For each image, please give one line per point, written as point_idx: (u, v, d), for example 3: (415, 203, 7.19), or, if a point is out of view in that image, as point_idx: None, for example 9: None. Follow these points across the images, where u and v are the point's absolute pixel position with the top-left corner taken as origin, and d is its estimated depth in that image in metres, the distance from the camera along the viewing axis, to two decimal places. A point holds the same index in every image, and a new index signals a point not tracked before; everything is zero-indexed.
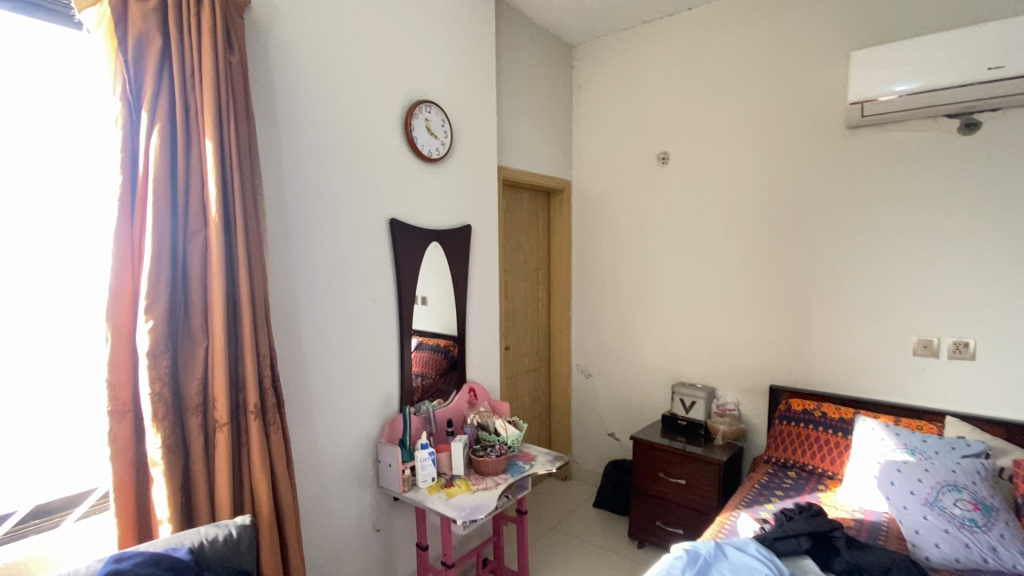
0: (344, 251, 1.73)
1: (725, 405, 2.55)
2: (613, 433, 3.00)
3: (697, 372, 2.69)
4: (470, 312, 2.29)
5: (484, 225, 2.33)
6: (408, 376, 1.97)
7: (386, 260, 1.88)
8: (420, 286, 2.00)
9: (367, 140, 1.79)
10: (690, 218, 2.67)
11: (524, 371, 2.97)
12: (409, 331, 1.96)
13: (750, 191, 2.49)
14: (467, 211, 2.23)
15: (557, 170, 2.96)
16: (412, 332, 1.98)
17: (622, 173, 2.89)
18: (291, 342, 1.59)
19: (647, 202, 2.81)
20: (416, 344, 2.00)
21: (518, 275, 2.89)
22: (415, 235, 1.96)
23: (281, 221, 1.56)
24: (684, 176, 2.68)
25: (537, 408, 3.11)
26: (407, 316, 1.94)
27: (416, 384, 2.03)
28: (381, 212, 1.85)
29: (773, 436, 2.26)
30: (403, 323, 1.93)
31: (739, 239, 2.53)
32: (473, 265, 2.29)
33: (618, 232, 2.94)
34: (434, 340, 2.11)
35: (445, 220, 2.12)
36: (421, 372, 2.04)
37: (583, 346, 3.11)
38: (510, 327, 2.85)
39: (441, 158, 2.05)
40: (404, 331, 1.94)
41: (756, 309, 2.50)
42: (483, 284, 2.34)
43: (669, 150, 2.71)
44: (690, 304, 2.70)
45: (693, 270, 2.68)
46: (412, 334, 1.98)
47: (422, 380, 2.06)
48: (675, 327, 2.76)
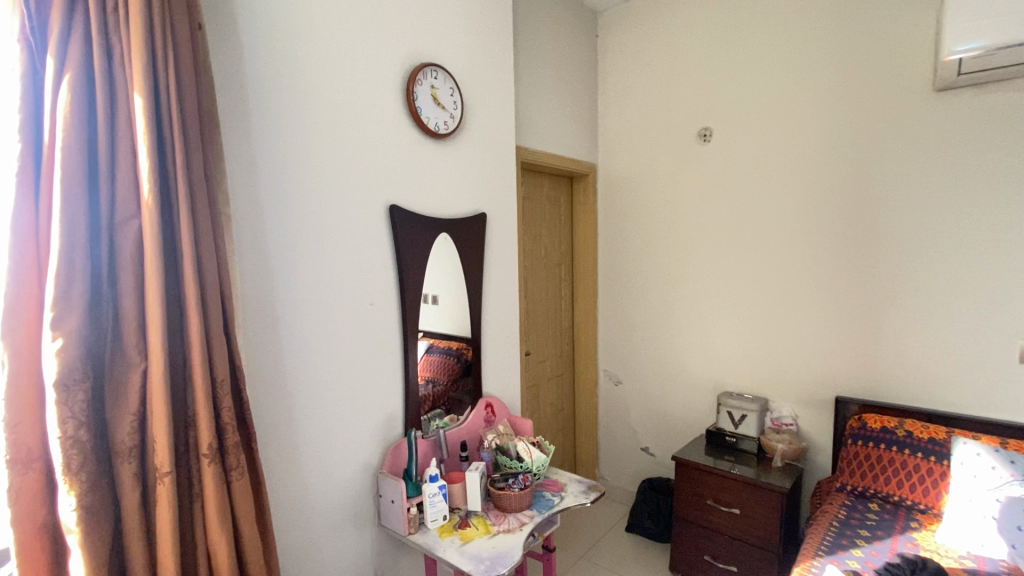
0: (333, 245, 1.42)
1: (782, 419, 2.21)
2: (647, 448, 2.68)
3: (746, 380, 2.35)
4: (486, 314, 1.97)
5: (501, 213, 2.01)
6: (415, 392, 1.66)
7: (386, 256, 1.56)
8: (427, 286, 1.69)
9: (359, 109, 1.47)
10: (736, 204, 2.33)
11: (546, 378, 2.65)
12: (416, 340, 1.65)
13: (809, 170, 2.13)
14: (482, 197, 1.91)
15: (581, 152, 2.62)
16: (420, 340, 1.67)
17: (656, 154, 2.55)
18: (267, 359, 1.29)
19: (684, 186, 2.47)
20: (423, 354, 1.69)
21: (538, 271, 2.57)
22: (421, 226, 1.65)
23: (251, 206, 1.25)
24: (729, 156, 2.33)
25: (561, 419, 2.79)
26: (412, 322, 1.63)
27: (425, 394, 1.73)
28: (380, 198, 1.54)
29: (846, 459, 1.92)
30: (408, 331, 1.62)
31: (797, 227, 2.18)
32: (489, 260, 1.96)
33: (650, 221, 2.59)
34: (445, 343, 1.79)
35: (456, 208, 1.80)
36: (431, 379, 1.74)
37: (611, 350, 2.79)
38: (531, 330, 2.52)
39: (450, 134, 1.73)
40: (409, 339, 1.62)
41: (818, 308, 2.15)
42: (500, 282, 2.02)
43: (712, 126, 2.36)
44: (736, 302, 2.36)
45: (741, 264, 2.33)
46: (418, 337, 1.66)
47: (431, 395, 1.75)
48: (720, 328, 2.42)
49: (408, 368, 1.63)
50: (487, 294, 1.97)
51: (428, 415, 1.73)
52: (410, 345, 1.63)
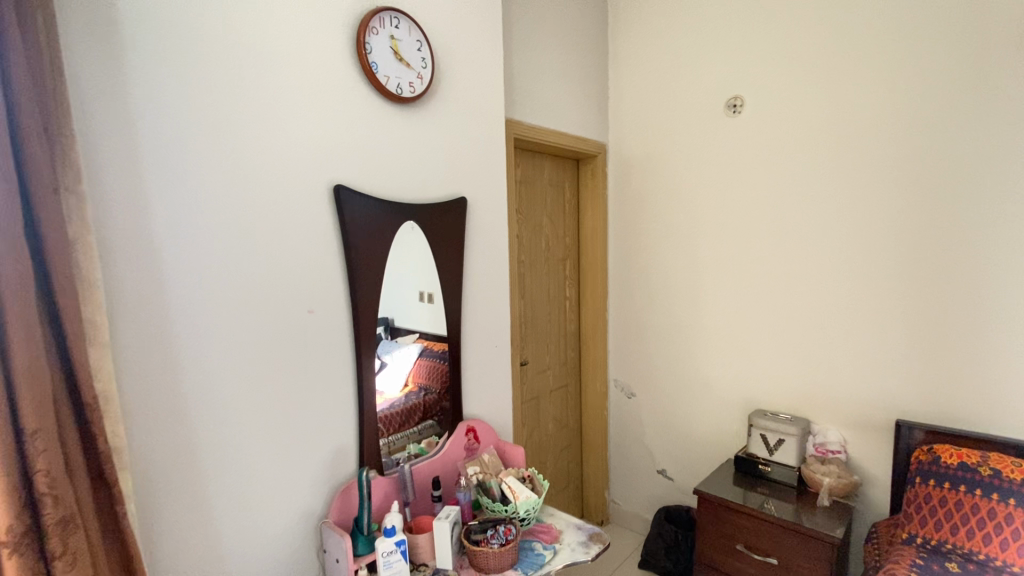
0: (254, 235, 1.10)
1: (829, 446, 1.83)
2: (664, 471, 2.33)
3: (783, 397, 1.98)
4: (467, 320, 1.63)
5: (488, 198, 1.67)
6: (394, 402, 1.41)
7: (329, 248, 1.24)
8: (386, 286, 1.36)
9: (291, 62, 1.15)
10: (772, 188, 1.95)
11: (548, 390, 2.31)
12: (399, 342, 1.41)
13: (864, 144, 1.75)
14: (462, 178, 1.57)
15: (588, 130, 2.27)
16: (378, 355, 1.34)
17: (676, 131, 2.18)
18: (154, 384, 0.98)
19: (710, 168, 2.10)
20: (413, 358, 1.47)
21: (538, 267, 2.23)
22: (377, 212, 1.31)
23: (130, 182, 0.93)
24: (764, 130, 1.96)
25: (566, 436, 2.45)
26: (366, 332, 1.30)
27: (417, 400, 1.48)
28: (321, 176, 1.21)
29: (912, 502, 1.55)
30: (361, 343, 1.30)
31: (848, 214, 1.79)
32: (470, 255, 1.63)
33: (669, 210, 2.23)
34: (438, 346, 1.53)
35: (427, 191, 1.47)
36: (423, 387, 1.50)
37: (624, 357, 2.44)
38: (529, 335, 2.19)
39: (417, 99, 1.40)
40: (362, 353, 1.30)
41: (874, 312, 1.77)
42: (486, 280, 1.68)
43: (743, 95, 1.99)
44: (771, 304, 1.99)
45: (777, 259, 1.96)
46: (411, 337, 1.44)
47: (419, 409, 1.49)
48: (751, 335, 2.05)
49: (363, 388, 1.31)
50: (471, 295, 1.64)
51: (410, 429, 1.47)
52: (363, 360, 1.30)
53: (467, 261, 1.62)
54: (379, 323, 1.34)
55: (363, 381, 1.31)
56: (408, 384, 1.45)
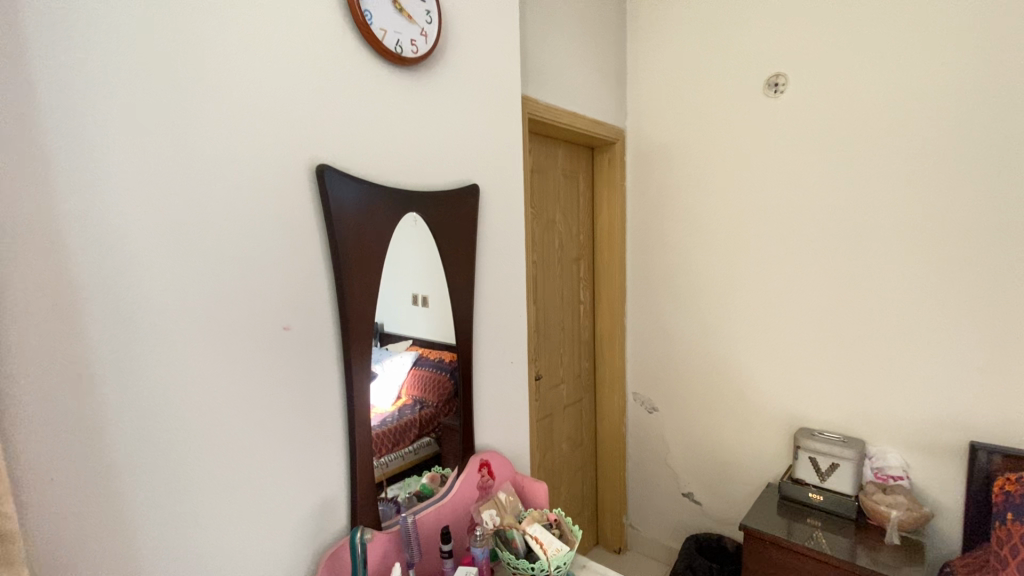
0: (209, 228, 0.83)
1: (890, 472, 1.61)
2: (690, 494, 2.10)
3: (832, 415, 1.75)
4: (478, 332, 1.36)
5: (501, 187, 1.40)
6: (385, 418, 1.12)
7: (311, 247, 0.97)
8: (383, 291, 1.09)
9: (254, 3, 0.87)
10: (820, 177, 1.70)
11: (562, 406, 2.06)
12: (389, 350, 1.12)
13: (936, 123, 1.49)
14: (471, 162, 1.30)
15: (606, 114, 2.02)
16: (371, 370, 1.07)
17: (705, 114, 1.94)
18: (64, 435, 0.70)
19: (746, 156, 1.86)
20: (407, 368, 1.19)
21: (551, 267, 1.97)
22: (372, 200, 1.04)
23: (23, 156, 0.66)
24: (811, 110, 1.70)
25: (581, 455, 2.20)
26: (359, 348, 1.03)
27: (413, 417, 1.21)
28: (300, 155, 0.94)
29: (1003, 542, 1.30)
30: (352, 363, 1.02)
31: (913, 206, 1.54)
32: (482, 255, 1.36)
33: (698, 204, 1.99)
34: (437, 356, 1.25)
35: (430, 176, 1.20)
36: (418, 402, 1.21)
37: (644, 367, 2.19)
38: (542, 346, 1.93)
39: (418, 63, 1.13)
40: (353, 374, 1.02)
41: (945, 320, 1.52)
42: (498, 285, 1.41)
43: (786, 72, 1.75)
44: (817, 310, 1.75)
45: (827, 258, 1.71)
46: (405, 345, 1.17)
47: (414, 427, 1.21)
48: (793, 345, 1.81)
49: (355, 419, 1.03)
50: (482, 302, 1.37)
51: (404, 451, 1.18)
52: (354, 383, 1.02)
53: (478, 262, 1.35)
54: (373, 338, 1.06)
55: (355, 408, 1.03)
56: (401, 397, 1.17)
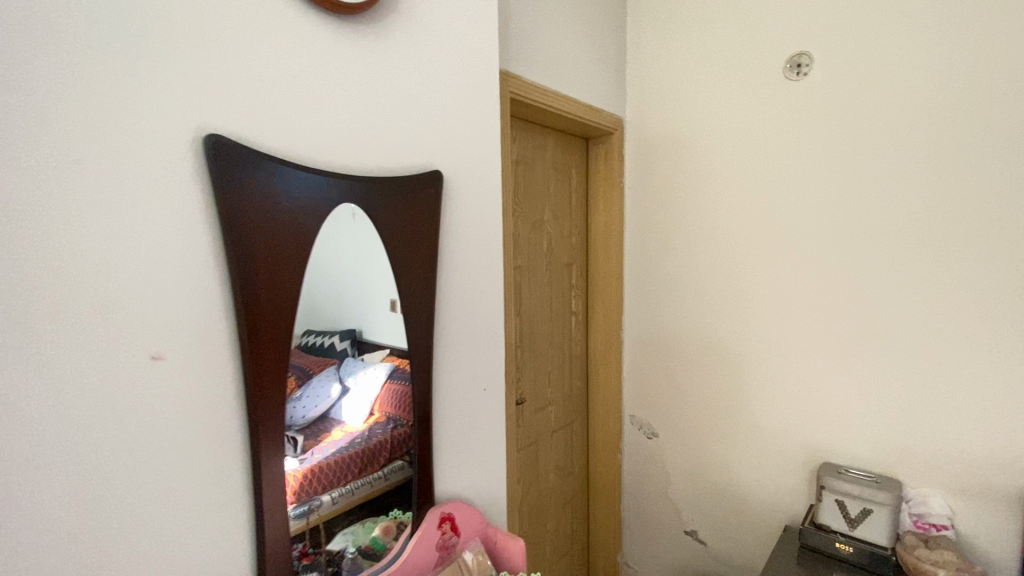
0: (27, 215, 0.58)
1: (932, 520, 1.36)
2: (694, 531, 1.85)
3: (862, 450, 1.50)
4: (439, 354, 1.10)
5: (472, 177, 1.15)
6: (354, 439, 0.94)
7: (197, 248, 0.71)
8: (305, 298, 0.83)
9: None
10: (850, 172, 1.46)
11: (549, 432, 1.80)
12: (365, 360, 0.96)
13: (998, 107, 1.24)
14: (433, 145, 1.05)
15: (602, 99, 1.77)
16: (287, 402, 0.82)
17: (715, 101, 1.70)
18: None
19: (763, 149, 1.62)
20: (381, 381, 1.00)
21: (538, 273, 1.71)
22: (286, 184, 0.79)
23: None
24: (841, 94, 1.46)
25: (571, 486, 1.95)
26: (268, 378, 0.78)
27: (366, 452, 0.97)
28: (178, 120, 0.68)
29: None
30: (260, 397, 0.77)
31: (967, 206, 1.29)
32: (445, 260, 1.11)
33: (706, 204, 1.75)
34: (398, 377, 1.01)
35: (377, 160, 0.95)
36: (380, 430, 1.00)
37: (643, 385, 1.95)
38: (527, 363, 1.67)
39: (359, 12, 0.88)
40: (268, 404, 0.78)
41: (1005, 343, 1.26)
42: (467, 297, 1.16)
43: (810, 51, 1.50)
44: (845, 328, 1.50)
45: (859, 268, 1.46)
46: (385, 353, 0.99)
47: (387, 448, 1.01)
48: (815, 367, 1.57)
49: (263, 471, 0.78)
50: (445, 318, 1.11)
51: (347, 486, 0.94)
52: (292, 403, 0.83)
53: (440, 268, 1.10)
54: (287, 366, 0.81)
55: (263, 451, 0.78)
56: (372, 414, 0.98)
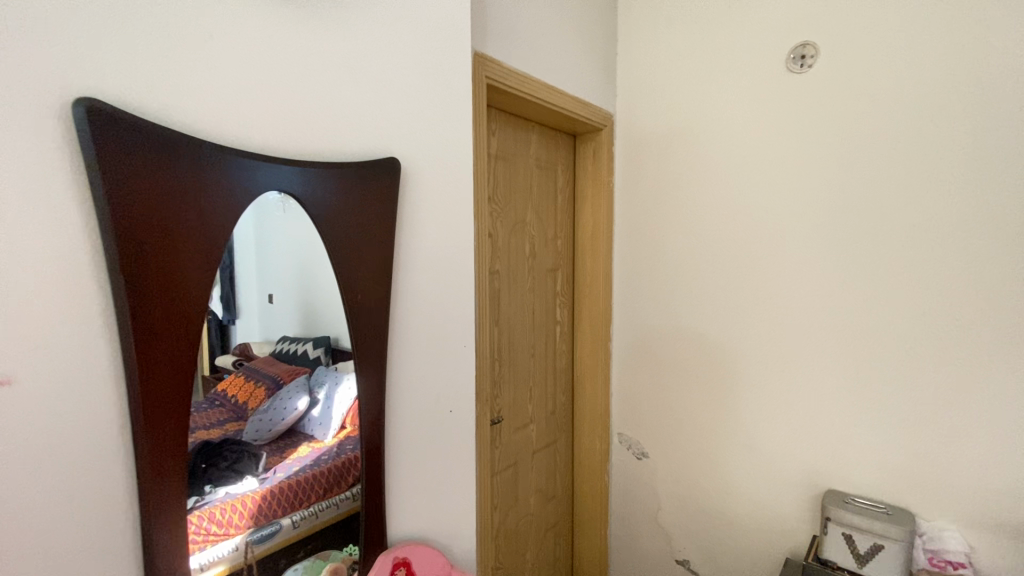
0: None
1: (948, 558, 1.23)
2: (685, 561, 1.71)
3: (870, 478, 1.37)
4: (393, 371, 0.96)
5: (434, 168, 1.01)
6: (320, 457, 0.85)
7: (63, 245, 0.56)
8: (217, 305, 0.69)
9: None
10: (858, 172, 1.33)
11: (530, 453, 1.65)
12: (341, 371, 0.88)
13: None
14: (387, 130, 0.92)
15: (590, 92, 1.64)
16: (191, 432, 0.67)
17: (711, 95, 1.57)
18: None
19: (763, 147, 1.49)
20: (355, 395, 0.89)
21: (519, 279, 1.57)
22: (187, 167, 0.64)
23: None
24: (850, 87, 1.33)
25: (554, 511, 1.80)
26: (169, 405, 0.64)
27: (319, 477, 0.85)
28: (34, 80, 0.53)
29: None
30: (207, 411, 0.70)
31: (990, 210, 1.16)
32: (402, 262, 0.96)
33: (701, 206, 1.62)
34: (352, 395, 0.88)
35: (314, 142, 0.80)
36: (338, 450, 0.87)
37: (632, 401, 1.81)
38: (505, 378, 1.52)
39: None
40: (227, 417, 0.73)
41: None
42: (428, 305, 1.02)
43: (815, 40, 1.38)
44: (852, 344, 1.37)
45: (867, 278, 1.34)
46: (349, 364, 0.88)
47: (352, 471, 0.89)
48: (818, 385, 1.44)
49: (199, 499, 0.69)
50: (401, 329, 0.97)
51: (307, 510, 0.83)
52: (257, 415, 0.77)
53: (395, 271, 0.95)
54: (190, 392, 0.66)
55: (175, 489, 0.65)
56: (342, 428, 0.87)
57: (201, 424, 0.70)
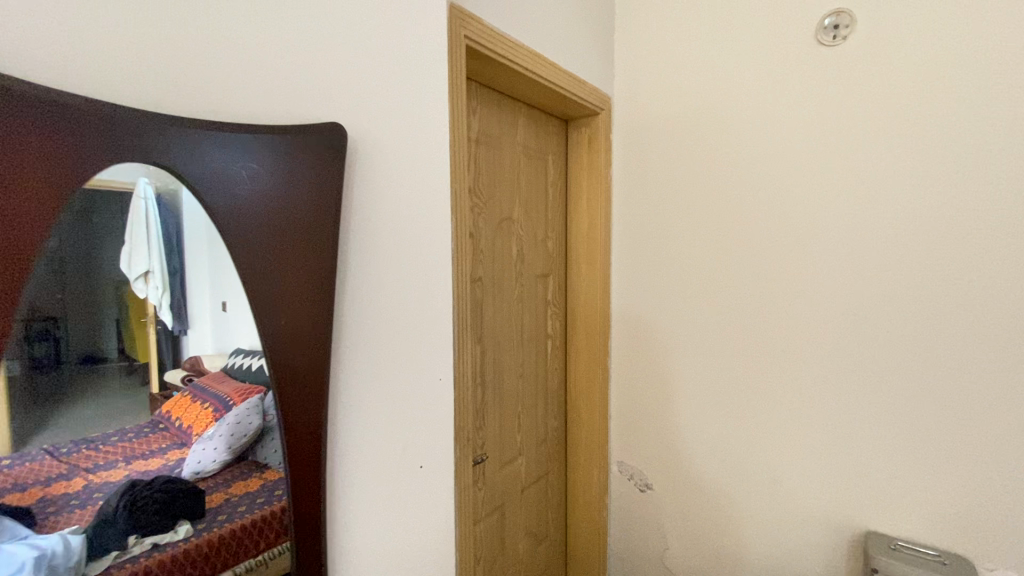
0: None
1: None
2: None
3: (916, 521, 1.17)
4: (339, 417, 0.71)
5: (394, 145, 0.76)
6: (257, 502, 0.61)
7: None
8: (158, 314, 0.52)
9: None
10: (904, 164, 1.13)
11: (519, 490, 1.42)
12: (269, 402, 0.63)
13: None
14: (326, 88, 0.67)
15: (585, 70, 1.41)
16: (118, 466, 0.50)
17: (725, 75, 1.36)
18: None
19: (788, 135, 1.28)
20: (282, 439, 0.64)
21: (505, 287, 1.33)
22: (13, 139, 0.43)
23: None
24: (894, 62, 1.13)
25: (546, 553, 1.57)
26: (10, 466, 0.44)
27: (258, 529, 0.61)
28: None
29: None
30: (146, 436, 0.52)
31: None
32: (351, 270, 0.71)
33: (712, 203, 1.40)
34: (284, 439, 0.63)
35: (207, 98, 0.56)
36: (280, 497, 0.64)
37: (633, 425, 1.60)
38: (490, 406, 1.28)
39: None
40: (179, 442, 0.54)
41: None
42: (388, 326, 0.77)
43: (851, 8, 1.17)
44: (895, 363, 1.17)
45: (912, 286, 1.14)
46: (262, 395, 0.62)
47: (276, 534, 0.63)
48: (855, 412, 1.23)
49: (120, 556, 0.50)
50: (350, 361, 0.71)
51: (248, 565, 0.60)
52: (205, 443, 0.56)
53: (341, 282, 0.70)
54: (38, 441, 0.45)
55: (62, 554, 0.46)
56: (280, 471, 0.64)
57: (136, 452, 0.51)
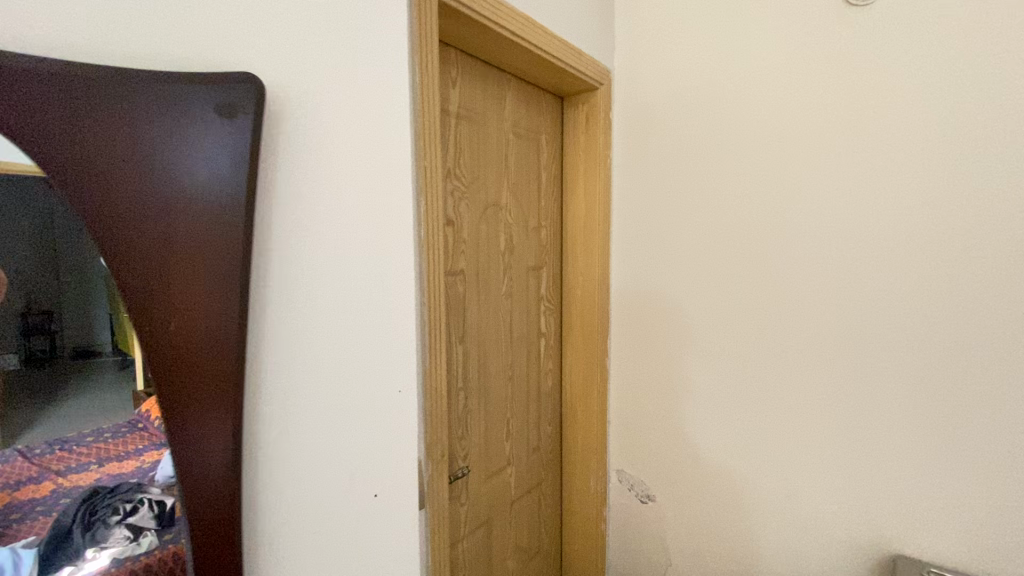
0: None
1: None
2: None
3: (952, 546, 1.03)
4: (261, 445, 0.57)
5: (338, 108, 0.62)
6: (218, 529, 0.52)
7: None
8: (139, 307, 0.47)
9: None
10: (946, 140, 0.98)
11: (509, 503, 1.29)
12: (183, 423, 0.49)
13: None
14: (241, 29, 0.52)
15: (581, 39, 1.26)
16: (95, 468, 0.44)
17: (739, 43, 1.21)
18: None
19: (809, 109, 1.13)
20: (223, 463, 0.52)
21: (492, 281, 1.20)
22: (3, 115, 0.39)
23: None
24: (935, 21, 0.98)
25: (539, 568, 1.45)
26: None
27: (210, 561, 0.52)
28: None
29: None
30: (124, 437, 0.46)
31: None
32: (276, 261, 0.57)
33: (722, 187, 1.26)
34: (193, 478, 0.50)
35: (61, 30, 0.42)
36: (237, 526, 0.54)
37: (634, 431, 1.47)
38: (475, 414, 1.15)
39: None
40: (160, 442, 0.49)
41: None
42: (331, 331, 0.63)
43: None
44: (931, 368, 1.03)
45: (952, 280, 1.00)
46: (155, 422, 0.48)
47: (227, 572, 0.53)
48: (882, 422, 1.09)
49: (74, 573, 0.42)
50: (275, 375, 0.57)
51: None
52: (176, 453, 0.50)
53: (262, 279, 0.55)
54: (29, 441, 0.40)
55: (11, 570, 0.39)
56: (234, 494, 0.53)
57: (113, 453, 0.45)
